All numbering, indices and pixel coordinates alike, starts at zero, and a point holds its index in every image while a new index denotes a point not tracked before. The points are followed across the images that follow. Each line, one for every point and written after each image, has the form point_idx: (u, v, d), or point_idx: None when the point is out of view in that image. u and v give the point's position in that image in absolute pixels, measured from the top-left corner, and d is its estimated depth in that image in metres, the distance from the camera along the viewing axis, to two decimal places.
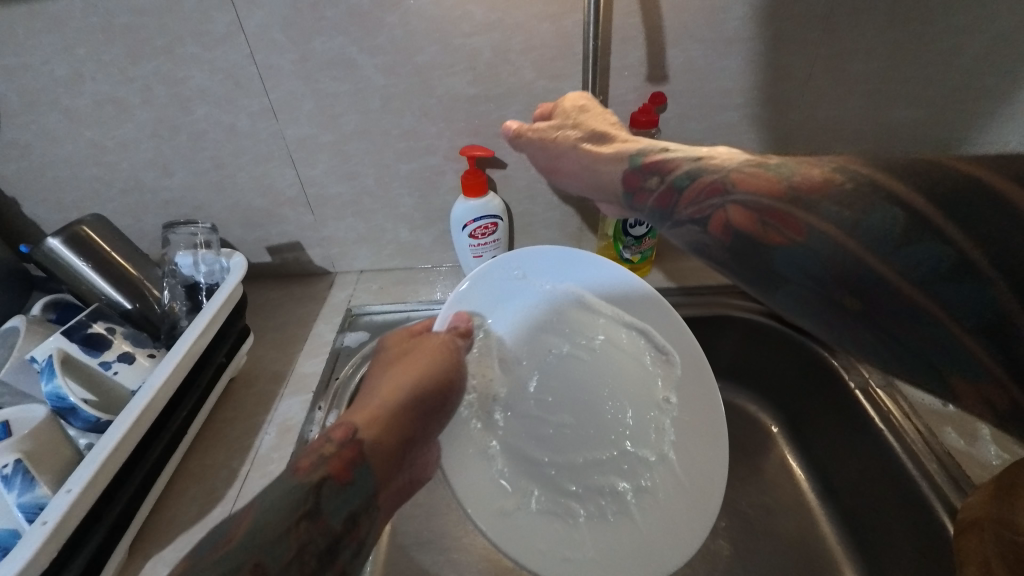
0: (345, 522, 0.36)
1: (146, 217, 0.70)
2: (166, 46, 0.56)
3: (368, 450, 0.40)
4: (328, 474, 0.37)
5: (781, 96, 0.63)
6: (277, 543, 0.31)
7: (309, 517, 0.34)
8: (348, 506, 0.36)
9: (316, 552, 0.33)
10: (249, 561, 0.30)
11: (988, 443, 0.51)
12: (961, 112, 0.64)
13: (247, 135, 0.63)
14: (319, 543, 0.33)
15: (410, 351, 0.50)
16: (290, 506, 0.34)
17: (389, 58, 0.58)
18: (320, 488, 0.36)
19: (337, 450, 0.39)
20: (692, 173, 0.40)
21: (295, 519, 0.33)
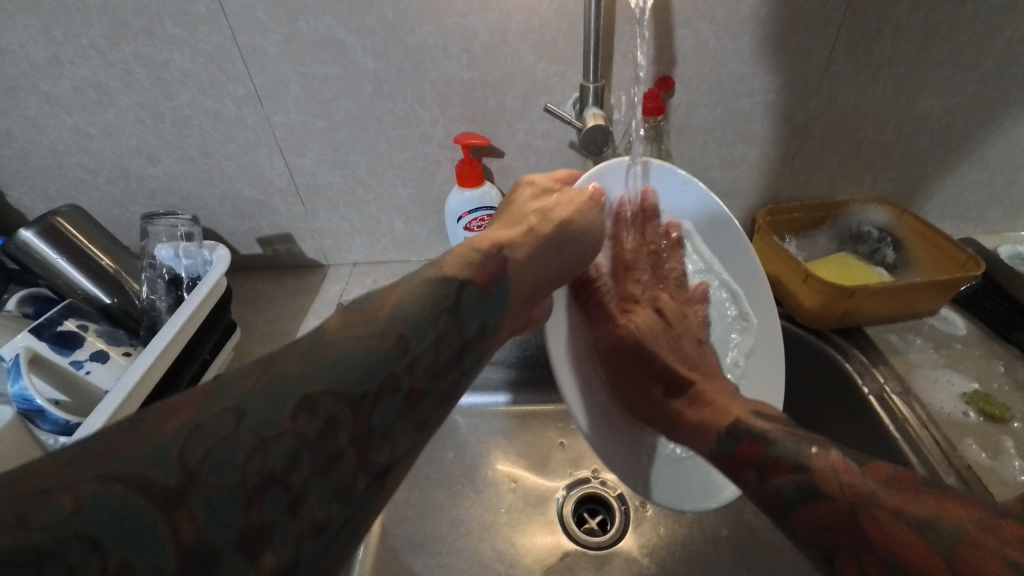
0: (477, 329, 0.33)
1: (133, 206, 0.68)
2: (145, 27, 0.53)
3: (511, 269, 0.39)
4: (471, 279, 0.35)
5: (800, 81, 0.58)
6: (420, 323, 0.30)
7: (448, 313, 0.32)
8: (483, 314, 0.34)
9: (450, 346, 0.31)
10: (394, 331, 0.29)
11: (1012, 458, 0.48)
12: (993, 100, 0.61)
13: (233, 121, 0.60)
14: (453, 340, 0.31)
15: (563, 195, 0.48)
16: (433, 298, 0.32)
17: (379, 39, 0.54)
18: (464, 288, 0.34)
19: (483, 259, 0.37)
20: (803, 488, 0.38)
21: (437, 310, 0.31)
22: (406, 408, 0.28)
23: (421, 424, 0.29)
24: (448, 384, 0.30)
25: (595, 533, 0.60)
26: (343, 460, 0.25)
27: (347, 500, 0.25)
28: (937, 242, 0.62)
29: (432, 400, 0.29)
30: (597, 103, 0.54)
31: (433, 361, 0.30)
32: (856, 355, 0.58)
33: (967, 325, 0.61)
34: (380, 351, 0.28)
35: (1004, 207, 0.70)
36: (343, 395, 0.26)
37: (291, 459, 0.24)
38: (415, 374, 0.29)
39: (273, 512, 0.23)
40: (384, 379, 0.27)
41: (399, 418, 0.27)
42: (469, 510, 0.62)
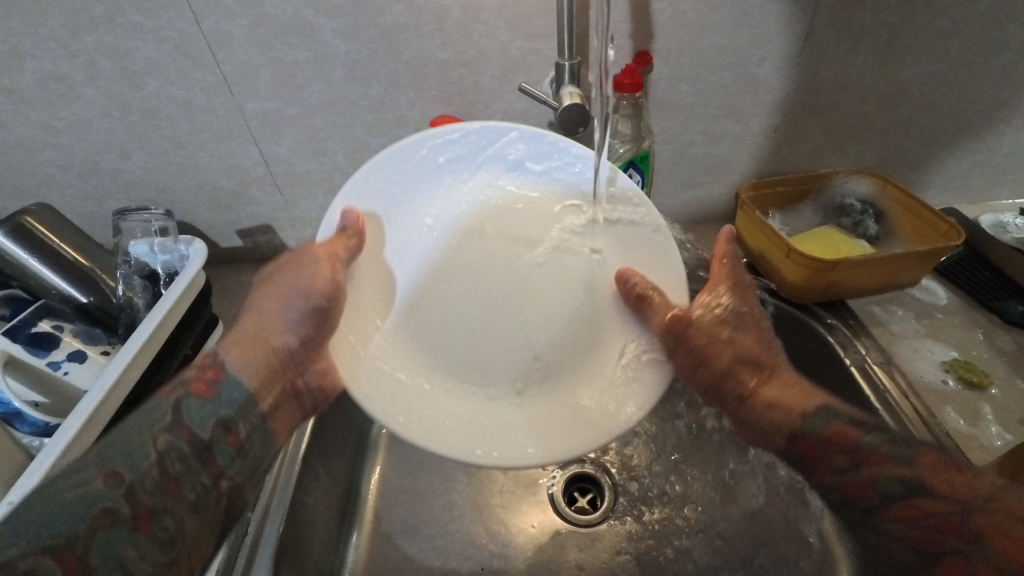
0: (214, 429, 0.42)
1: (108, 201, 0.66)
2: (105, 16, 0.52)
3: (233, 368, 0.45)
4: (188, 391, 0.42)
5: (782, 52, 0.57)
6: (137, 453, 0.38)
7: (170, 430, 0.40)
8: (215, 414, 0.42)
9: (180, 456, 0.39)
10: (102, 470, 0.36)
11: (991, 424, 0.49)
12: (976, 65, 0.60)
13: (205, 111, 0.59)
14: (180, 451, 0.40)
15: (283, 268, 0.49)
16: (149, 424, 0.40)
17: (349, 21, 0.53)
18: (181, 406, 0.41)
19: (199, 373, 0.43)
20: (909, 481, 0.37)
21: (155, 434, 0.39)
22: (133, 532, 0.36)
23: (162, 543, 0.36)
24: (192, 490, 0.39)
25: (586, 511, 0.61)
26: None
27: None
28: (919, 213, 0.62)
29: (166, 516, 0.37)
30: (574, 80, 0.53)
31: (158, 478, 0.38)
32: (840, 327, 0.59)
33: (948, 294, 0.62)
34: (91, 492, 0.35)
35: (987, 175, 0.70)
36: (39, 548, 0.32)
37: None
38: (133, 499, 0.36)
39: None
40: (94, 517, 0.34)
41: (120, 544, 0.35)
42: (460, 493, 0.63)
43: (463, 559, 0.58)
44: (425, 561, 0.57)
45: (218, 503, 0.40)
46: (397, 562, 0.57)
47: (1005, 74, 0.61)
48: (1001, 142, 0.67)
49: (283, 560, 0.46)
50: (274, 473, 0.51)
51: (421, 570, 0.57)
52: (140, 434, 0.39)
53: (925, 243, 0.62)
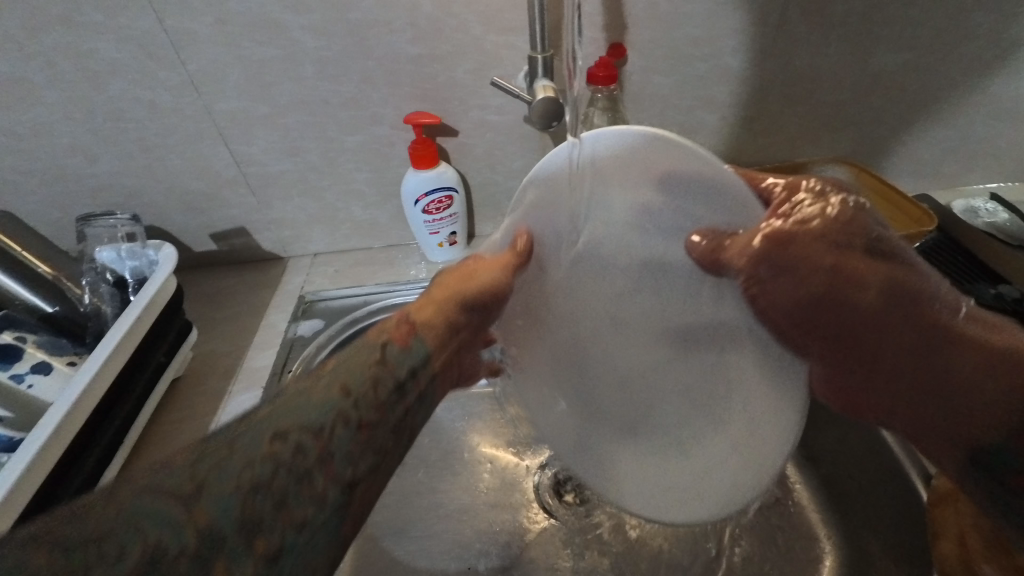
0: (408, 371, 0.36)
1: (75, 207, 0.64)
2: (63, 15, 0.50)
3: (421, 325, 0.39)
4: (389, 339, 0.37)
5: (756, 43, 0.58)
6: (324, 411, 0.31)
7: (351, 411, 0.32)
8: (366, 441, 0.31)
9: (351, 436, 0.31)
10: (337, 383, 0.33)
11: None
12: (946, 52, 0.61)
13: (172, 112, 0.57)
14: (386, 381, 0.34)
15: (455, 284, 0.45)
16: (339, 392, 0.32)
17: (317, 17, 0.52)
18: (383, 348, 0.36)
19: (396, 322, 0.39)
20: None
21: (343, 402, 0.32)
22: (355, 434, 0.31)
23: (366, 459, 0.31)
24: (391, 416, 0.33)
25: (572, 506, 0.61)
26: (313, 475, 0.29)
27: (320, 504, 0.28)
28: (892, 200, 0.63)
29: (380, 429, 0.32)
30: (548, 74, 0.52)
31: (376, 403, 0.33)
32: None
33: None
34: (328, 398, 0.32)
35: (959, 161, 0.71)
36: (303, 428, 0.30)
37: (271, 473, 0.28)
38: (358, 415, 0.32)
39: (293, 508, 0.27)
40: (338, 408, 0.31)
41: (351, 442, 0.31)
42: (447, 493, 0.62)
43: (450, 559, 0.57)
44: (413, 563, 0.57)
45: (407, 435, 0.34)
46: (383, 565, 0.57)
47: (973, 61, 0.62)
48: (971, 128, 0.68)
49: None
50: None
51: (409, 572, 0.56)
52: (368, 360, 0.35)
53: (899, 230, 0.63)
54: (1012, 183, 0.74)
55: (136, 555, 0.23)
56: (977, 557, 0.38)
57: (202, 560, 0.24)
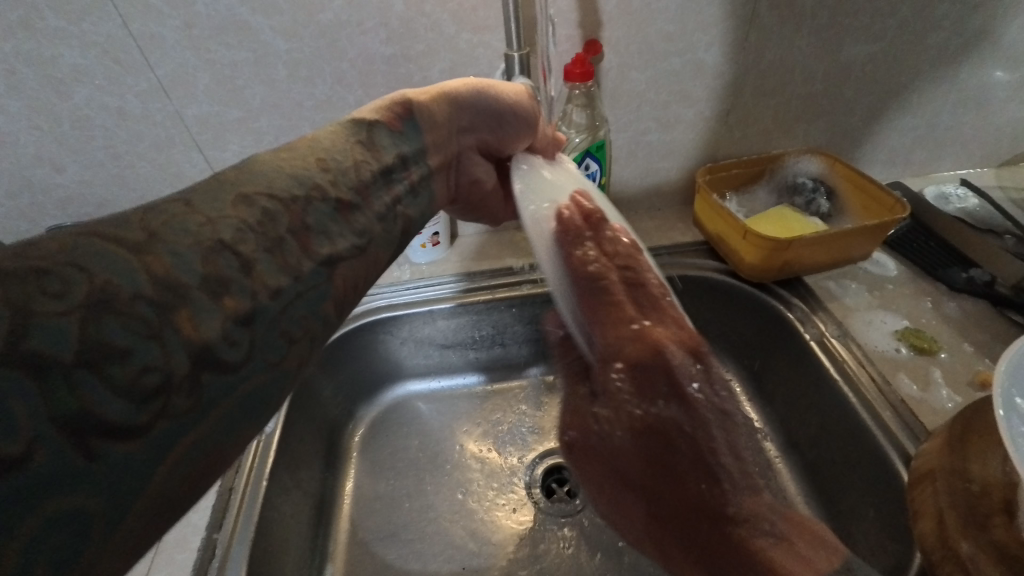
0: (395, 159, 0.41)
1: (44, 219, 0.62)
2: (22, 22, 0.48)
3: (415, 112, 0.44)
4: (380, 120, 0.42)
5: (728, 37, 0.58)
6: (277, 199, 0.32)
7: (297, 231, 0.32)
8: (331, 231, 0.34)
9: (275, 237, 0.31)
10: (314, 157, 0.36)
11: (941, 387, 0.51)
12: (912, 43, 0.62)
13: (141, 118, 0.56)
14: (372, 163, 0.39)
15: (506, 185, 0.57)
16: (289, 190, 0.33)
17: (287, 19, 0.51)
18: (375, 127, 0.41)
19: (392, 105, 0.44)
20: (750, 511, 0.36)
21: (297, 197, 0.33)
22: (336, 213, 0.35)
23: (352, 230, 0.36)
24: (379, 203, 0.39)
25: (563, 502, 0.61)
26: (285, 245, 0.31)
27: (294, 276, 0.31)
28: (866, 188, 0.64)
29: (359, 213, 0.37)
30: (524, 72, 0.52)
31: (355, 179, 0.37)
32: (797, 304, 0.60)
33: (897, 266, 0.64)
34: (305, 170, 0.35)
35: (928, 149, 0.73)
36: (277, 199, 0.32)
37: (238, 233, 0.29)
38: (337, 187, 0.36)
39: (263, 274, 0.29)
40: (311, 188, 0.34)
41: (331, 219, 0.34)
42: (436, 494, 0.62)
43: (443, 560, 0.57)
44: (405, 567, 0.57)
45: (396, 222, 0.40)
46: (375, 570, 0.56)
47: (938, 50, 0.63)
48: (939, 117, 0.69)
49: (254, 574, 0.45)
50: (240, 489, 0.49)
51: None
52: (354, 146, 0.39)
53: (873, 218, 0.64)
54: (981, 169, 0.76)
55: (83, 290, 0.23)
56: (953, 534, 0.37)
57: (161, 307, 0.25)
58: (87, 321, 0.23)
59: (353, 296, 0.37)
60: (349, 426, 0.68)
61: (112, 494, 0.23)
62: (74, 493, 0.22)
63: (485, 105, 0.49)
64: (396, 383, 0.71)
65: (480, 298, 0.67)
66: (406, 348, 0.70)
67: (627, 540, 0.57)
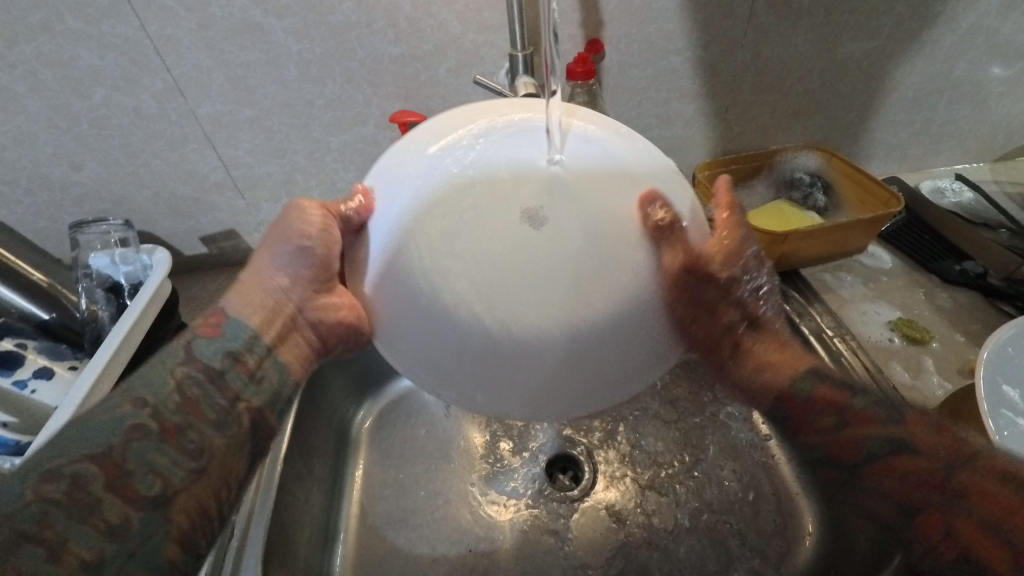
0: (224, 359, 0.41)
1: (62, 215, 0.64)
2: (43, 24, 0.50)
3: (229, 309, 0.44)
4: (196, 334, 0.42)
5: (726, 35, 0.59)
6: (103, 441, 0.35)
7: (114, 487, 0.34)
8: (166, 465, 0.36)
9: (78, 504, 0.33)
10: (129, 397, 0.37)
11: (931, 375, 0.53)
12: (906, 39, 0.63)
13: (157, 117, 0.58)
14: (193, 383, 0.39)
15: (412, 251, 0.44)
16: (99, 436, 0.35)
17: (298, 19, 0.52)
18: (191, 346, 0.41)
19: (204, 320, 0.43)
20: (893, 439, 0.38)
21: (107, 444, 0.35)
22: (161, 443, 0.36)
23: (188, 452, 0.37)
24: (214, 412, 0.39)
25: (566, 488, 0.63)
26: (104, 504, 0.33)
27: (120, 537, 0.33)
28: (863, 183, 0.66)
29: (190, 432, 0.38)
30: (528, 71, 0.54)
31: (180, 401, 0.38)
32: (794, 295, 0.61)
33: (892, 258, 0.65)
34: (119, 414, 0.36)
35: (925, 144, 0.74)
36: (88, 457, 0.34)
37: (41, 517, 0.31)
38: (159, 417, 0.37)
39: (75, 549, 0.32)
40: (128, 430, 0.36)
41: (155, 452, 0.36)
42: (444, 481, 0.64)
43: (450, 544, 0.59)
44: (414, 550, 0.59)
45: (239, 422, 0.40)
46: (386, 554, 0.58)
47: (934, 46, 0.64)
48: (935, 112, 0.71)
49: (269, 558, 0.47)
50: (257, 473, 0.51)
51: (409, 559, 0.58)
52: (168, 367, 0.39)
53: (869, 212, 0.65)
54: (977, 163, 0.77)
55: None
56: None
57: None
58: None
59: (215, 517, 0.37)
60: (358, 415, 0.70)
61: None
62: None
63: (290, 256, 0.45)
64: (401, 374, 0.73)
65: None
66: None
67: (629, 526, 0.59)
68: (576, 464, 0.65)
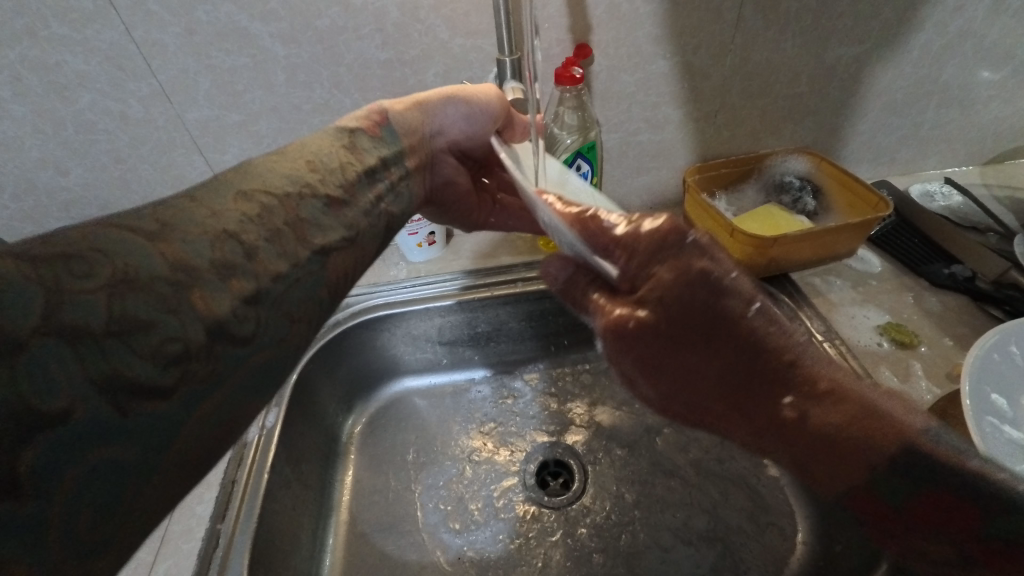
0: (377, 161, 0.48)
1: (48, 220, 0.64)
2: (27, 29, 0.50)
3: (390, 118, 0.50)
4: (359, 127, 0.48)
5: (715, 39, 0.60)
6: (284, 186, 0.40)
7: (291, 224, 0.38)
8: (325, 225, 0.41)
9: (268, 223, 0.37)
10: (304, 161, 0.43)
11: (920, 380, 0.53)
12: (895, 44, 0.64)
13: (144, 122, 0.57)
14: (354, 169, 0.45)
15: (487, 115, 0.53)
16: (290, 182, 0.40)
17: (285, 25, 0.52)
18: (355, 134, 0.47)
19: (367, 115, 0.49)
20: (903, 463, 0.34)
21: (304, 185, 0.41)
22: (326, 207, 0.42)
23: (342, 223, 0.43)
24: (363, 198, 0.45)
25: (557, 493, 0.63)
26: (281, 236, 0.38)
27: (290, 266, 0.38)
28: (851, 187, 0.65)
29: (348, 208, 0.43)
30: (516, 75, 0.54)
31: (343, 178, 0.44)
32: (784, 300, 0.61)
33: (881, 263, 0.66)
34: (296, 172, 0.41)
35: (914, 148, 0.74)
36: (275, 196, 0.39)
37: (240, 226, 0.35)
38: (315, 190, 0.41)
39: (266, 261, 0.36)
40: (303, 189, 0.41)
41: (321, 213, 0.41)
42: (433, 487, 0.64)
43: (440, 551, 0.59)
44: (403, 557, 0.58)
45: (380, 217, 0.47)
46: (374, 561, 0.58)
47: (923, 51, 0.65)
48: (924, 116, 0.71)
49: (258, 564, 0.47)
50: (242, 485, 0.50)
51: (398, 566, 0.58)
52: (336, 149, 0.45)
53: (858, 215, 0.65)
54: (966, 167, 0.77)
55: (109, 272, 0.28)
56: None
57: (176, 285, 0.30)
58: (114, 298, 0.28)
59: (343, 284, 0.43)
60: (348, 421, 0.70)
61: (147, 443, 0.28)
62: (120, 444, 0.27)
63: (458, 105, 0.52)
64: (393, 379, 0.73)
65: (479, 295, 0.68)
66: (403, 344, 0.71)
67: (621, 535, 0.59)
68: (567, 469, 0.65)
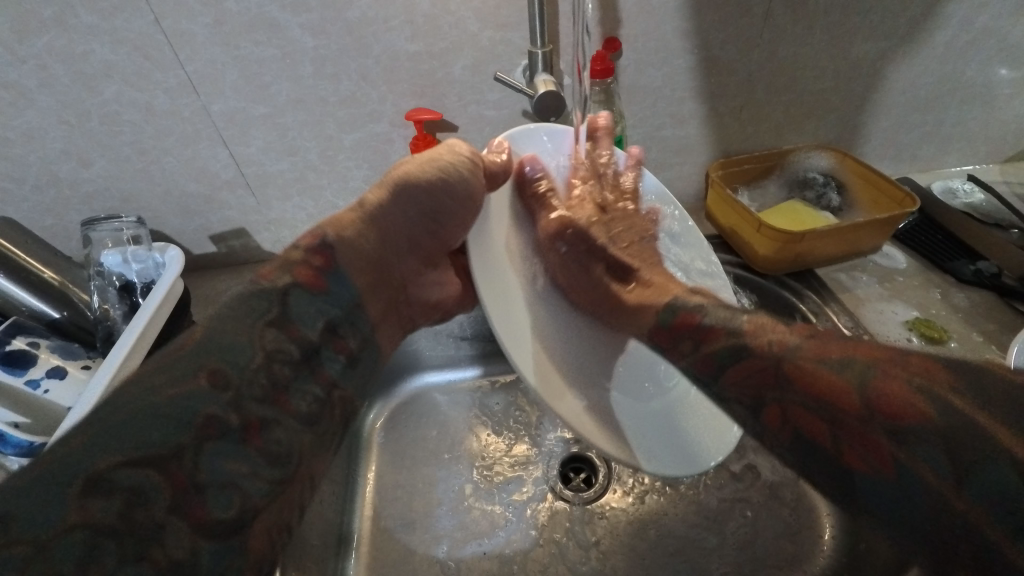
0: (321, 330, 0.42)
1: (69, 213, 0.63)
2: (55, 18, 0.49)
3: (336, 249, 0.44)
4: (296, 281, 0.41)
5: (743, 33, 0.59)
6: (183, 418, 0.33)
7: (184, 491, 0.32)
8: (239, 467, 0.35)
9: (159, 496, 0.31)
10: (204, 368, 0.35)
11: None
12: (922, 40, 0.63)
13: (169, 113, 0.57)
14: (284, 354, 0.39)
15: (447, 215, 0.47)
16: (187, 413, 0.33)
17: (316, 16, 0.52)
18: (290, 295, 0.41)
19: (306, 259, 0.43)
20: (732, 347, 0.38)
21: (260, 328, 0.38)
22: (240, 443, 0.35)
23: (268, 456, 0.36)
24: (301, 404, 0.40)
25: (581, 489, 0.63)
26: (171, 526, 0.31)
27: (192, 560, 0.31)
28: (876, 182, 0.66)
29: (273, 428, 0.37)
30: (547, 67, 0.54)
31: (265, 388, 0.38)
32: (810, 296, 0.61)
33: (906, 259, 0.66)
34: (199, 394, 0.34)
35: (936, 145, 0.74)
36: (153, 460, 0.31)
37: (93, 548, 0.28)
38: (241, 410, 0.36)
39: (167, 550, 0.30)
40: (201, 426, 0.34)
41: (231, 455, 0.34)
42: (454, 483, 0.63)
43: (465, 547, 0.58)
44: (428, 552, 0.58)
45: (325, 409, 0.41)
46: (398, 557, 0.58)
47: (948, 46, 0.64)
48: (946, 114, 0.71)
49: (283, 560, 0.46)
50: None
51: (425, 560, 0.57)
52: (249, 333, 0.38)
53: (883, 211, 0.65)
54: (986, 164, 0.77)
55: None
56: None
57: None
58: None
59: (281, 533, 0.37)
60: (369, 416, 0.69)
61: None
62: None
63: (419, 201, 0.47)
64: (414, 374, 0.73)
65: None
66: (426, 340, 0.71)
67: (646, 531, 0.58)
68: (591, 465, 0.65)
